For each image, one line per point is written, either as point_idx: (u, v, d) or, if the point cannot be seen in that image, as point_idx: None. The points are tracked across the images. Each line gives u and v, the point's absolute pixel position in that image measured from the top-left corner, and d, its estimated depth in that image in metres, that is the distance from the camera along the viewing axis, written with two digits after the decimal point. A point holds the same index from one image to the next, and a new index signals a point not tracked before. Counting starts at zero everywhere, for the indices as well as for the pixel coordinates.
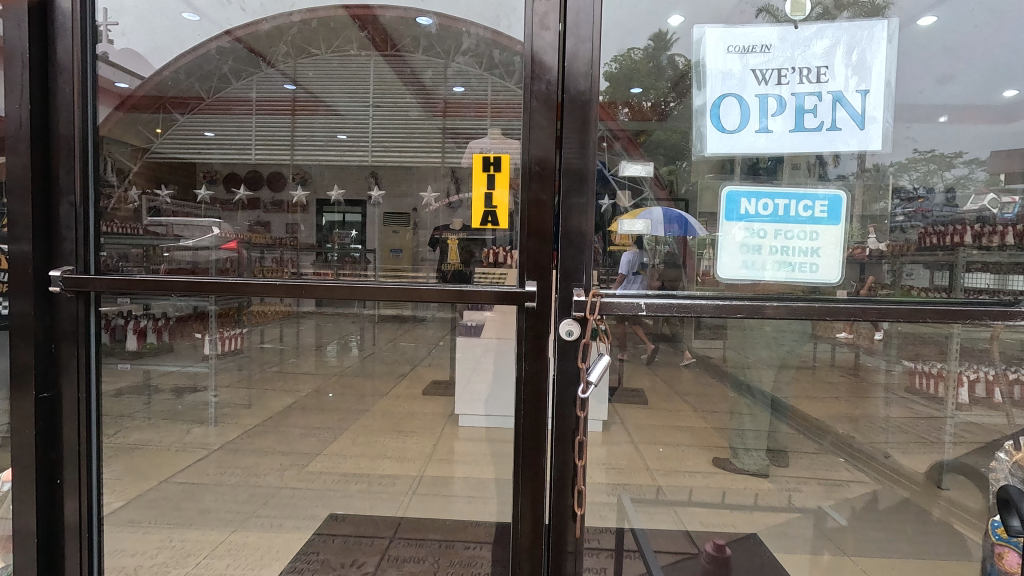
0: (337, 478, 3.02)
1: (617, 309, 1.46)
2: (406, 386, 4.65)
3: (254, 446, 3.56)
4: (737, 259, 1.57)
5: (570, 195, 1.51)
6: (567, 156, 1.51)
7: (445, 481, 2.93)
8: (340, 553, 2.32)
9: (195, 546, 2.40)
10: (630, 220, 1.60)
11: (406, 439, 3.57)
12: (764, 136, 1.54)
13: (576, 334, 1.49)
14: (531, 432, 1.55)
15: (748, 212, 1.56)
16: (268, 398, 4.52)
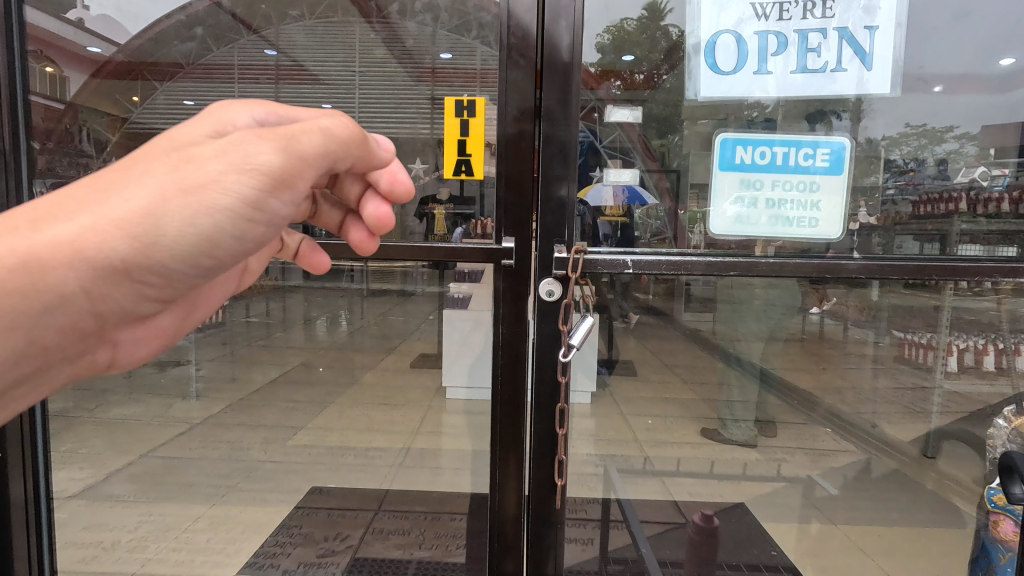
0: (323, 452, 2.98)
1: (601, 265, 1.45)
2: (395, 360, 4.59)
3: (239, 420, 3.51)
4: (730, 213, 1.51)
5: (551, 154, 1.47)
6: (548, 122, 1.47)
7: (432, 453, 2.90)
8: (323, 526, 2.29)
9: (176, 519, 2.36)
10: (615, 173, 1.52)
11: (394, 412, 3.53)
12: (752, 99, 1.50)
13: (558, 294, 1.43)
14: (511, 399, 1.50)
15: (744, 162, 1.50)
16: (254, 371, 4.45)
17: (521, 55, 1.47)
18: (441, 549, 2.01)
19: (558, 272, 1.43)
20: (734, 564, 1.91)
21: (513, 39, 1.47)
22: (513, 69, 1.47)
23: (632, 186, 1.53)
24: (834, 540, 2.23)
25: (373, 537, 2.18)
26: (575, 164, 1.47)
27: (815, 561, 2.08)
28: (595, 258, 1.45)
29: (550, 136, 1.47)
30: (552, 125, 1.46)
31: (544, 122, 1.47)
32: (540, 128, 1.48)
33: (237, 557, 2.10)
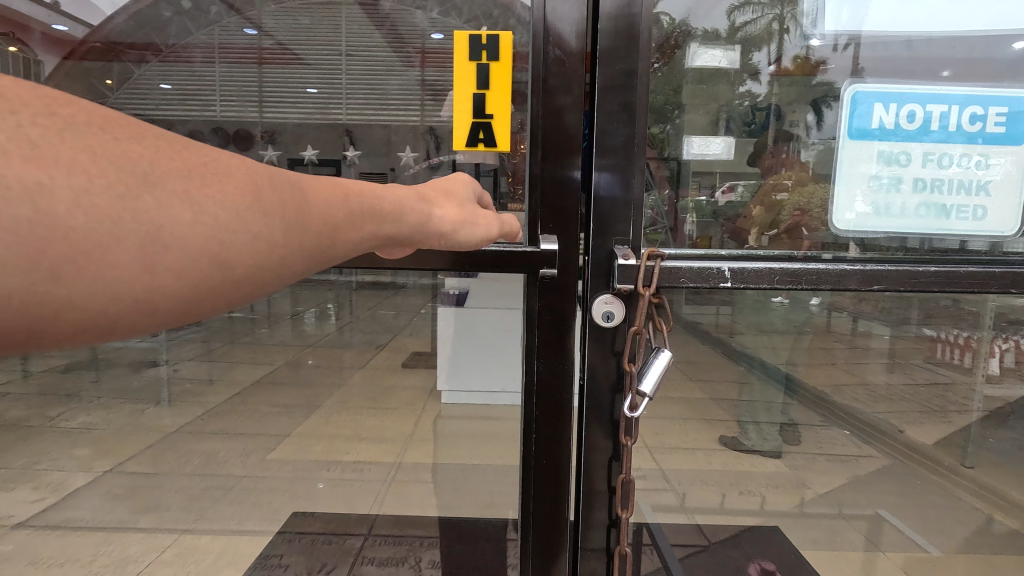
0: (308, 465, 2.72)
1: (684, 274, 1.13)
2: (385, 357, 4.33)
3: (218, 427, 3.23)
4: (867, 201, 1.23)
5: (608, 154, 1.18)
6: (602, 119, 1.18)
7: (428, 466, 2.66)
8: (307, 555, 2.05)
9: (140, 550, 2.10)
10: (703, 141, 1.25)
11: (384, 418, 3.27)
12: (742, 89, 1.24)
13: (616, 317, 1.16)
14: (552, 464, 1.24)
15: (889, 129, 1.20)
16: (235, 371, 4.17)
17: (567, 39, 1.17)
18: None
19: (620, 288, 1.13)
20: None
21: (555, 19, 1.16)
22: (558, 52, 1.17)
23: (724, 157, 1.26)
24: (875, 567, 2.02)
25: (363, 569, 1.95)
26: (638, 167, 1.19)
27: None
28: (679, 268, 1.13)
29: (602, 137, 1.18)
30: (606, 125, 1.18)
31: (598, 118, 1.18)
32: (591, 128, 1.19)
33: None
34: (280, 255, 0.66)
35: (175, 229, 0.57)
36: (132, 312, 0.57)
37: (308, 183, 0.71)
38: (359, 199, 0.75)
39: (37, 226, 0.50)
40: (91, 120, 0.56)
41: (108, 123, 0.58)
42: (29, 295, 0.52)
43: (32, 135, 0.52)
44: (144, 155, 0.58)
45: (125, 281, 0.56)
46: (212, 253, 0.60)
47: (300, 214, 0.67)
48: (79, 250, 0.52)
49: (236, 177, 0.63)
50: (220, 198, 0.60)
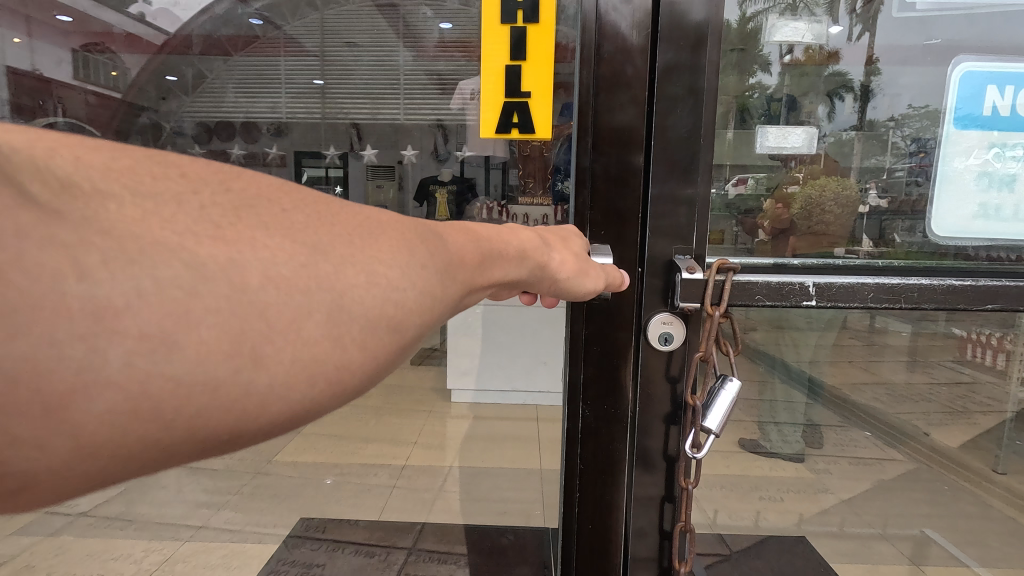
0: (317, 465, 2.65)
1: (758, 290, 1.06)
2: None
3: None
4: (971, 202, 1.16)
5: (670, 143, 1.11)
6: (665, 106, 1.10)
7: (440, 469, 2.59)
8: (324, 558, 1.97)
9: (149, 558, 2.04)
10: (780, 132, 1.16)
11: (394, 417, 3.20)
12: (752, 80, 1.12)
13: (675, 340, 1.11)
14: (603, 465, 1.20)
15: (1007, 122, 1.12)
16: None
17: (629, 24, 1.10)
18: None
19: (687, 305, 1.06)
20: None
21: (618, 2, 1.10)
22: (620, 36, 1.10)
23: (804, 152, 1.16)
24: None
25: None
26: (706, 158, 1.12)
27: None
28: (751, 282, 1.07)
29: (665, 126, 1.11)
30: (670, 114, 1.10)
31: (659, 107, 1.10)
32: (650, 118, 1.12)
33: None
34: (441, 314, 0.62)
35: (361, 296, 0.53)
36: (317, 397, 0.51)
37: (459, 231, 0.71)
38: (502, 245, 0.74)
39: (231, 307, 0.45)
40: (261, 192, 0.54)
41: (268, 192, 0.55)
42: (217, 394, 0.44)
43: (205, 214, 0.48)
44: (315, 219, 0.55)
45: (315, 362, 0.49)
46: (389, 323, 0.55)
47: (459, 262, 0.65)
48: (267, 330, 0.47)
49: (400, 230, 0.60)
50: (397, 256, 0.57)
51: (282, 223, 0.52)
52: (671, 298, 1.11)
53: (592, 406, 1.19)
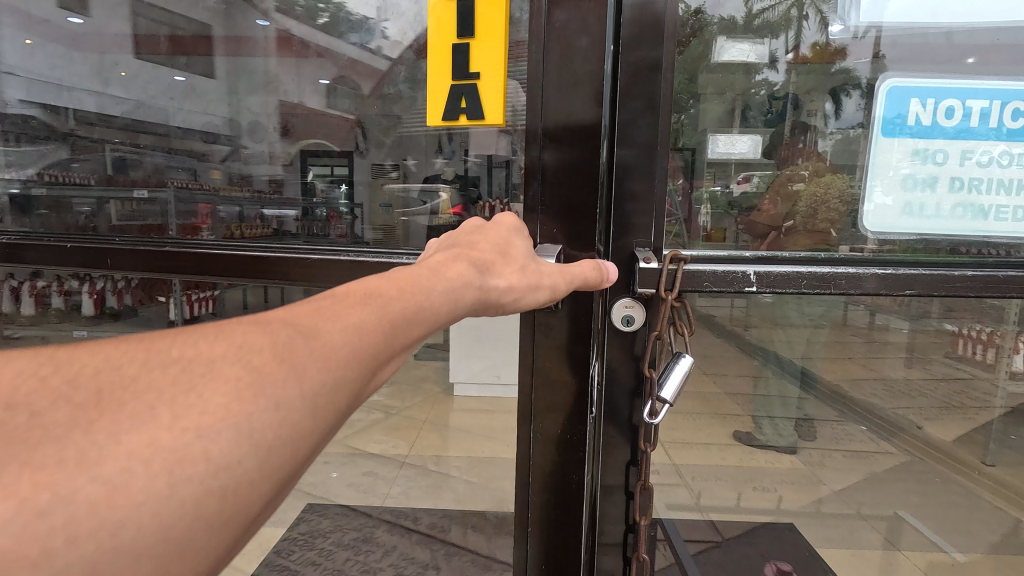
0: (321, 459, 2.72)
1: (707, 278, 0.94)
2: None
3: None
4: (894, 196, 0.98)
5: (630, 133, 0.98)
6: (624, 95, 0.97)
7: (438, 463, 2.64)
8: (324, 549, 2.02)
9: None
10: (728, 137, 1.03)
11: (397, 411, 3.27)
12: (758, 78, 1.03)
13: (636, 323, 0.97)
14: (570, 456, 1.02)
15: (927, 125, 0.96)
16: None
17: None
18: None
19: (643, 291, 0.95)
20: None
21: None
22: (574, 9, 0.96)
23: (751, 155, 1.03)
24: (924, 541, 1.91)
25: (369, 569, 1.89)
26: (663, 153, 0.98)
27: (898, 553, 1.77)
28: (697, 268, 0.94)
29: (626, 119, 0.98)
30: (628, 103, 0.97)
31: (621, 92, 0.97)
32: (612, 111, 0.98)
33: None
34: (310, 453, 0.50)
35: (148, 511, 0.40)
36: None
37: (352, 304, 0.57)
38: (420, 296, 0.61)
39: None
40: (25, 373, 0.46)
41: (33, 385, 0.45)
42: None
43: None
44: (88, 409, 0.44)
45: None
46: (210, 518, 0.43)
47: (341, 362, 0.52)
48: None
49: (236, 368, 0.47)
50: (227, 414, 0.45)
51: (59, 440, 0.42)
52: (632, 287, 0.97)
53: (538, 424, 1.03)
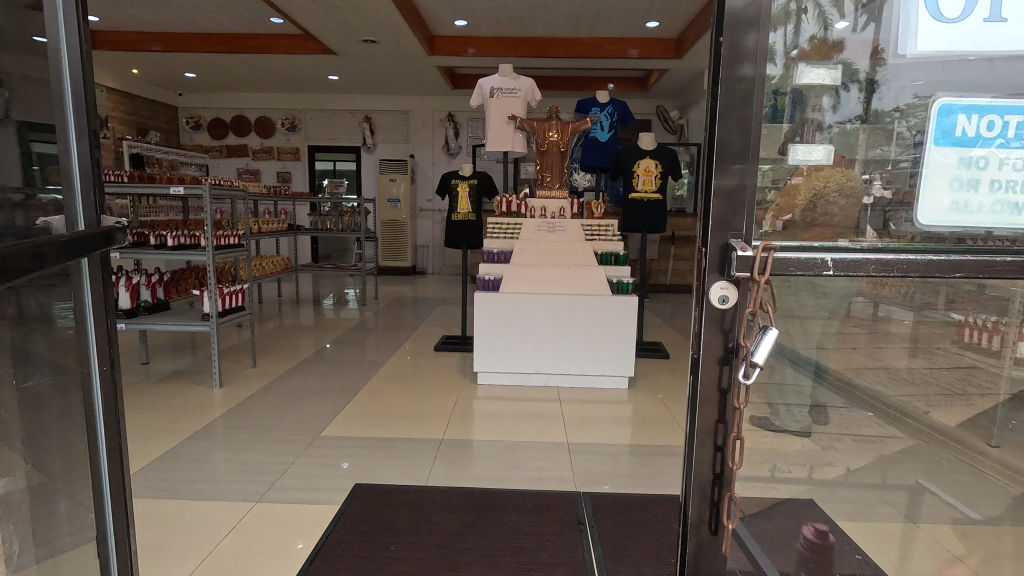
0: (354, 439, 2.75)
1: (792, 268, 0.80)
2: (409, 351, 4.45)
3: (266, 402, 3.29)
4: (945, 190, 0.84)
5: (726, 143, 0.81)
6: (723, 102, 0.81)
7: (467, 443, 2.71)
8: (378, 510, 2.03)
9: (226, 502, 2.12)
10: (805, 145, 0.85)
11: (422, 400, 3.33)
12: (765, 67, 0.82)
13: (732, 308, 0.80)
14: None
15: (973, 138, 0.83)
16: (270, 357, 4.25)
17: None
18: (521, 552, 1.79)
19: (738, 276, 0.78)
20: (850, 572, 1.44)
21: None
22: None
23: (828, 165, 0.86)
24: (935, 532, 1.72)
25: (417, 529, 1.91)
26: (753, 171, 0.82)
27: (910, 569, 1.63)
28: (784, 258, 0.79)
29: (726, 126, 0.81)
30: (731, 105, 0.81)
31: (722, 102, 0.81)
32: (710, 124, 0.82)
33: (305, 540, 1.87)
34: None
35: None
36: None
37: None
38: None
39: None
40: None
41: None
42: None
43: None
44: None
45: None
46: None
47: None
48: None
49: None
50: None
51: None
52: (726, 269, 0.79)
53: None
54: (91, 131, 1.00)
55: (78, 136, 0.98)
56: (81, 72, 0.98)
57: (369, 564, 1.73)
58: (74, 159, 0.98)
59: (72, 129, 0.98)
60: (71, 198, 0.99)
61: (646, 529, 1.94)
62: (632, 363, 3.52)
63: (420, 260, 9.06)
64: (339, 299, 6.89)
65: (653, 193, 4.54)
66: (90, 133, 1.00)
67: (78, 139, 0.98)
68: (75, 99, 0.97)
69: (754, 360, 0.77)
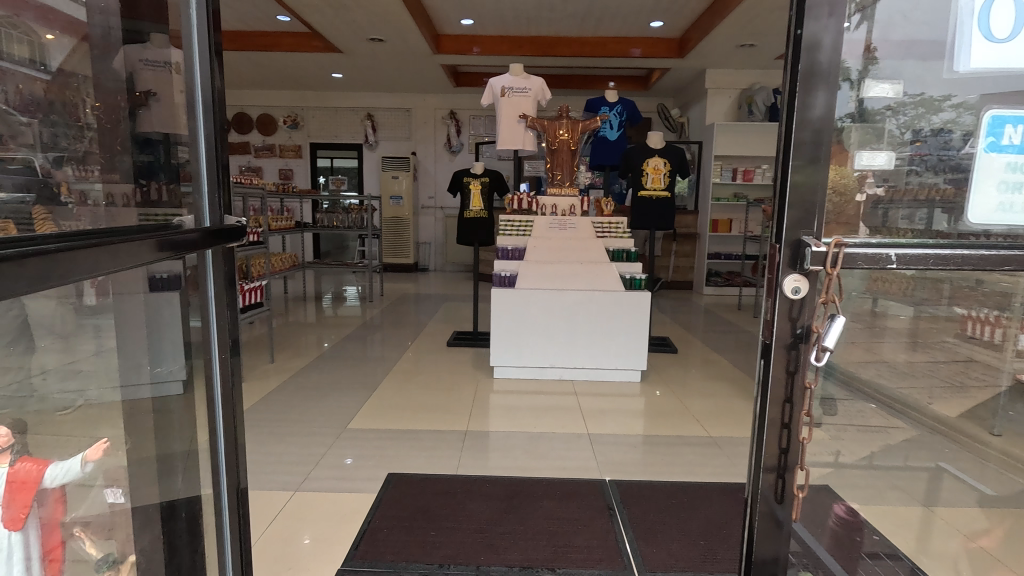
0: (377, 431, 2.82)
1: (860, 262, 0.87)
2: (421, 346, 4.54)
3: (286, 396, 3.36)
4: (996, 195, 0.91)
5: (801, 138, 0.88)
6: (801, 96, 0.88)
7: (488, 434, 2.79)
8: (414, 498, 2.11)
9: (265, 491, 2.19)
10: (868, 147, 0.91)
11: (440, 393, 3.41)
12: (802, 60, 0.87)
13: (806, 295, 0.88)
14: None
15: (1017, 146, 0.90)
16: (285, 353, 4.31)
17: None
18: (557, 536, 1.88)
19: (811, 269, 0.87)
20: (874, 551, 1.53)
21: None
22: None
23: (882, 163, 0.92)
24: (951, 515, 1.82)
25: (454, 515, 1.99)
26: (823, 169, 0.89)
27: (929, 549, 1.72)
28: (854, 252, 0.87)
29: (802, 118, 0.88)
30: (809, 97, 0.87)
31: (800, 91, 0.87)
32: (788, 119, 0.89)
33: (348, 526, 1.94)
34: None
35: None
36: None
37: None
38: None
39: None
40: None
41: None
42: None
43: None
44: None
45: None
46: None
47: None
48: None
49: None
50: None
51: None
52: (799, 263, 0.88)
53: None
54: (219, 136, 1.03)
55: (206, 139, 1.00)
56: (212, 80, 1.00)
57: (413, 548, 1.81)
58: (202, 164, 1.00)
59: (202, 135, 1.00)
60: (200, 200, 1.01)
61: (672, 514, 2.03)
62: (643, 357, 3.60)
63: (422, 257, 9.10)
64: (344, 295, 6.93)
65: (661, 190, 4.65)
66: (218, 139, 1.02)
67: (206, 142, 1.00)
68: (206, 106, 0.99)
69: (825, 344, 0.87)
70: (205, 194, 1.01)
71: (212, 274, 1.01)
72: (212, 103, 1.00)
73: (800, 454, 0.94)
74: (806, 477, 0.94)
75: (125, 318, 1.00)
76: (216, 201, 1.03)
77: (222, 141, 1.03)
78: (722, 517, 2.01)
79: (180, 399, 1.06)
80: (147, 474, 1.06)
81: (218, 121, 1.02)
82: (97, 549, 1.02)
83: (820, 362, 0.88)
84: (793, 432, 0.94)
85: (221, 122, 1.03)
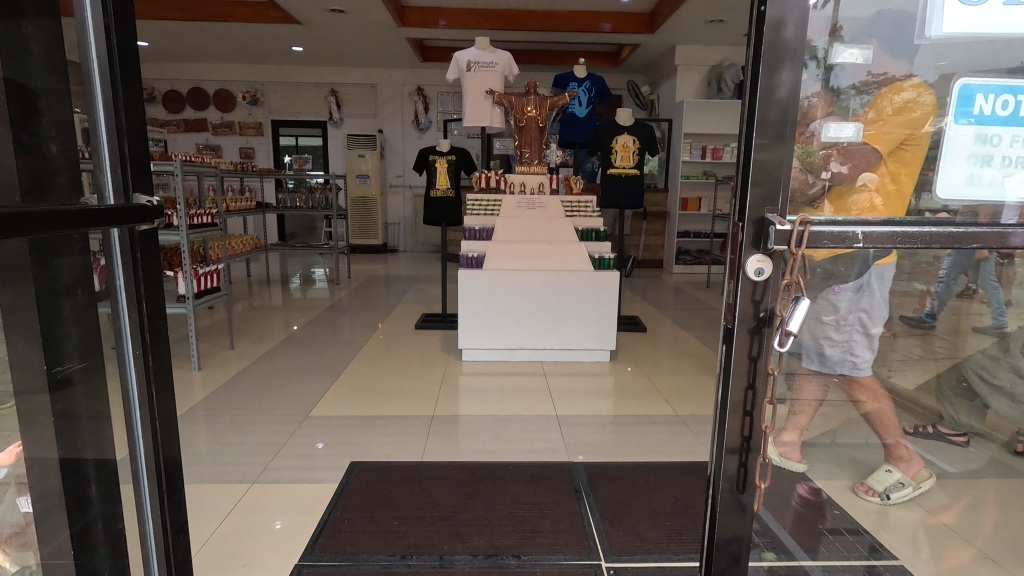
0: (341, 418, 2.73)
1: (826, 241, 0.83)
2: (388, 330, 4.44)
3: (247, 384, 3.23)
4: (965, 167, 0.88)
5: (766, 117, 0.83)
6: (767, 74, 0.82)
7: (456, 417, 2.74)
8: (378, 487, 2.05)
9: (223, 483, 2.10)
10: (836, 127, 0.87)
11: (408, 377, 3.33)
12: (769, 37, 0.81)
13: (769, 275, 0.84)
14: None
15: (990, 116, 0.86)
16: (245, 340, 4.15)
17: None
18: (524, 521, 1.85)
19: (775, 249, 0.83)
20: (835, 527, 1.53)
21: None
22: None
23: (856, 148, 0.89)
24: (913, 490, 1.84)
25: (418, 503, 1.95)
26: (789, 153, 0.84)
27: (891, 520, 1.73)
28: (820, 230, 0.83)
29: (767, 97, 0.83)
30: (775, 76, 0.82)
31: (764, 67, 0.82)
32: (750, 102, 0.84)
33: (308, 518, 1.88)
34: None
35: None
36: None
37: None
38: None
39: None
40: None
41: None
42: None
43: None
44: None
45: None
46: None
47: None
48: None
49: None
50: None
51: None
52: (762, 242, 0.84)
53: None
54: (129, 108, 0.92)
55: (107, 106, 0.90)
56: (111, 39, 0.89)
57: (373, 538, 1.76)
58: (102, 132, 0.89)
59: (100, 100, 0.89)
60: (102, 175, 0.91)
61: (639, 494, 2.03)
62: (613, 335, 3.60)
63: (391, 238, 8.95)
64: (310, 277, 6.74)
65: (631, 168, 4.61)
66: (119, 101, 0.90)
67: (106, 111, 0.90)
68: (104, 69, 0.89)
69: (788, 328, 0.83)
70: (107, 168, 0.90)
71: (120, 254, 0.91)
72: (113, 64, 0.89)
73: (762, 440, 0.91)
74: (768, 463, 0.92)
75: (22, 306, 0.84)
76: (122, 176, 0.92)
77: (129, 110, 0.92)
78: (690, 497, 2.01)
79: (90, 395, 0.93)
80: (49, 485, 0.90)
81: (126, 86, 0.91)
82: (10, 563, 0.94)
83: (783, 346, 0.85)
84: (756, 419, 0.90)
85: (128, 89, 0.92)
